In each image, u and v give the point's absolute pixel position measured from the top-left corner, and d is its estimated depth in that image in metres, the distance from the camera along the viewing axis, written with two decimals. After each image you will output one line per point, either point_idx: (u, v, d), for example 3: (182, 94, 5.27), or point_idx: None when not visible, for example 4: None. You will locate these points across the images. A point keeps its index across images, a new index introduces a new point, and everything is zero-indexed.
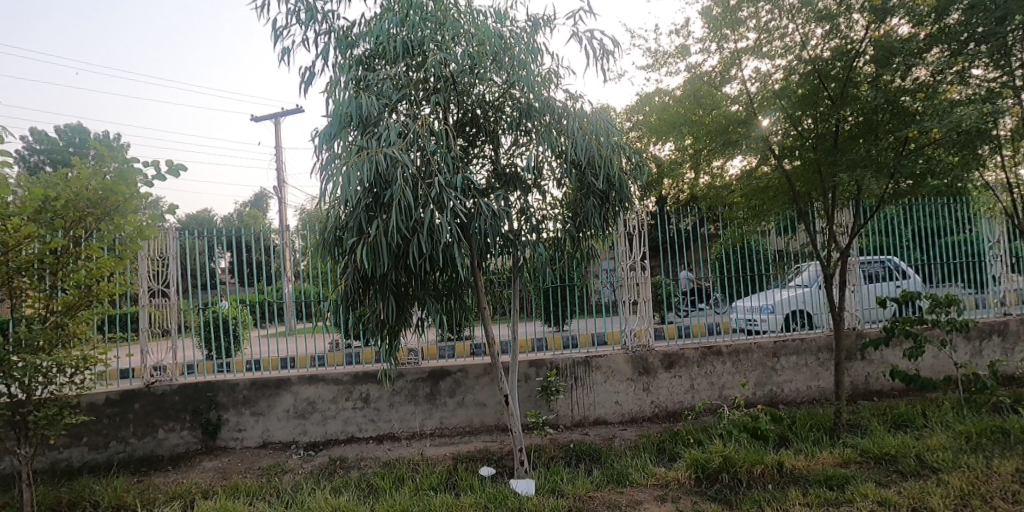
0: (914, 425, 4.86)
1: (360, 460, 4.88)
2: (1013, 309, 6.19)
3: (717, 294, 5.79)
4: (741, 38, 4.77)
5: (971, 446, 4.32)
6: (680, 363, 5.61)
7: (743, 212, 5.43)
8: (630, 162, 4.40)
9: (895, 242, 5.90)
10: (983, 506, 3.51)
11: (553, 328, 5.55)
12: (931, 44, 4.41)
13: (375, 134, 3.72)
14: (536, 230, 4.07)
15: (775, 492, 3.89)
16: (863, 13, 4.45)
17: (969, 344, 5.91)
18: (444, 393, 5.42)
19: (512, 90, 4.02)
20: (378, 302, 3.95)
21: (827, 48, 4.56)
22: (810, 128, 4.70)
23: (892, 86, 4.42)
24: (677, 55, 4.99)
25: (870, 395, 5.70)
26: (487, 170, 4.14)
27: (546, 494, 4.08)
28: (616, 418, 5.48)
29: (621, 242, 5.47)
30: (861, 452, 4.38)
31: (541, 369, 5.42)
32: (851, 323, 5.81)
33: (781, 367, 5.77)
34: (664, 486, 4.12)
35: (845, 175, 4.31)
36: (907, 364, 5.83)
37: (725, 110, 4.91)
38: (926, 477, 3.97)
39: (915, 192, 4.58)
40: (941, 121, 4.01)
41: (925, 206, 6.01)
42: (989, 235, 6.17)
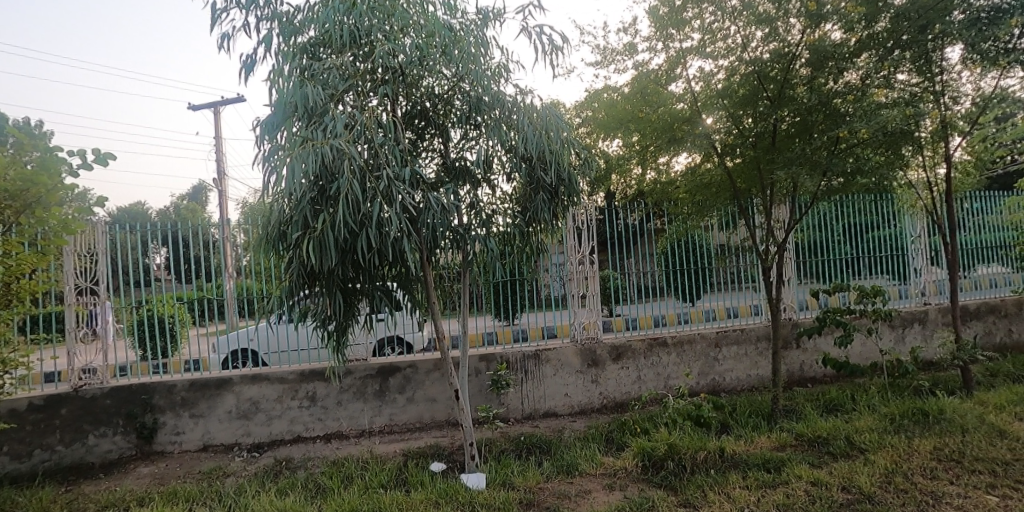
0: (844, 408, 5.15)
1: (307, 459, 4.76)
2: (932, 299, 6.65)
3: (662, 286, 5.96)
4: (686, 38, 4.88)
5: (894, 427, 4.62)
6: (628, 354, 5.74)
7: (686, 208, 5.62)
8: (578, 157, 4.46)
9: (826, 236, 6.22)
10: (905, 483, 3.76)
11: (505, 323, 5.53)
12: (861, 49, 4.61)
13: (321, 124, 3.61)
14: (486, 224, 4.05)
15: (716, 476, 4.04)
16: (799, 17, 4.57)
17: (894, 332, 6.30)
18: (393, 389, 5.35)
19: (461, 83, 3.99)
20: (324, 298, 3.87)
21: (767, 49, 4.69)
22: (751, 126, 4.86)
23: (825, 88, 4.62)
24: (625, 53, 5.07)
25: (804, 382, 5.99)
26: (437, 163, 4.10)
27: (497, 487, 4.10)
28: (565, 410, 5.55)
29: (569, 236, 5.56)
30: (796, 435, 4.61)
31: (491, 363, 5.44)
32: (788, 314, 6.08)
33: (723, 357, 6.00)
34: (612, 475, 4.21)
35: (782, 171, 4.50)
36: (838, 351, 6.16)
37: (670, 108, 4.97)
38: (854, 457, 4.22)
39: (846, 190, 4.79)
40: (869, 122, 4.24)
41: (854, 203, 6.36)
42: (911, 229, 6.60)
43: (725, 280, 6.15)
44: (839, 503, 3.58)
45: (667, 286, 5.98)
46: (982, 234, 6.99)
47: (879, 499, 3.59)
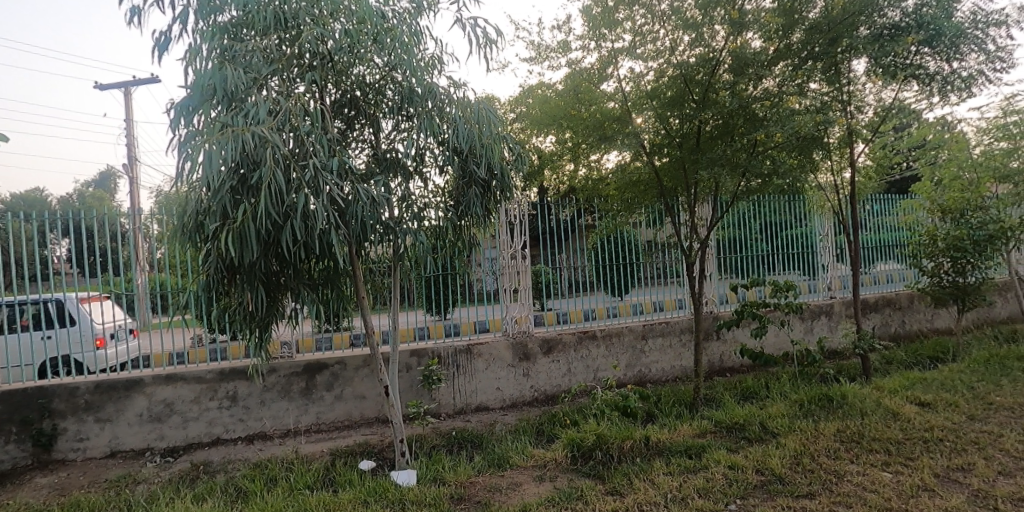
0: (758, 396, 5.48)
1: (226, 463, 4.52)
2: (837, 293, 7.18)
3: (592, 281, 6.09)
4: (618, 38, 4.98)
5: (803, 412, 4.96)
6: (558, 347, 5.83)
7: (616, 205, 5.81)
8: (511, 152, 4.48)
9: (745, 234, 6.57)
10: (811, 463, 4.04)
11: (438, 317, 5.48)
12: (778, 58, 4.90)
13: (241, 109, 3.42)
14: (417, 218, 4.01)
15: (641, 464, 4.19)
16: (723, 24, 4.76)
17: (804, 323, 6.74)
18: (320, 387, 5.18)
19: (393, 73, 3.90)
20: (245, 293, 3.68)
21: (692, 54, 4.88)
22: (677, 127, 5.04)
23: (745, 93, 4.77)
24: (559, 50, 5.13)
25: (724, 371, 6.31)
26: (367, 154, 4.00)
27: (427, 483, 4.07)
28: (497, 404, 5.58)
29: (502, 231, 5.59)
30: (715, 422, 4.85)
31: (422, 359, 5.37)
32: (709, 307, 6.37)
33: (649, 349, 6.22)
34: (542, 467, 4.27)
35: (705, 171, 4.73)
36: (754, 342, 6.54)
37: (602, 107, 5.09)
38: (767, 441, 4.49)
39: (763, 191, 5.03)
40: (784, 127, 4.51)
41: (771, 203, 6.72)
42: (819, 228, 7.10)
43: (651, 275, 6.39)
44: (753, 485, 3.80)
45: (597, 280, 6.10)
46: (880, 233, 7.63)
47: (788, 479, 3.84)
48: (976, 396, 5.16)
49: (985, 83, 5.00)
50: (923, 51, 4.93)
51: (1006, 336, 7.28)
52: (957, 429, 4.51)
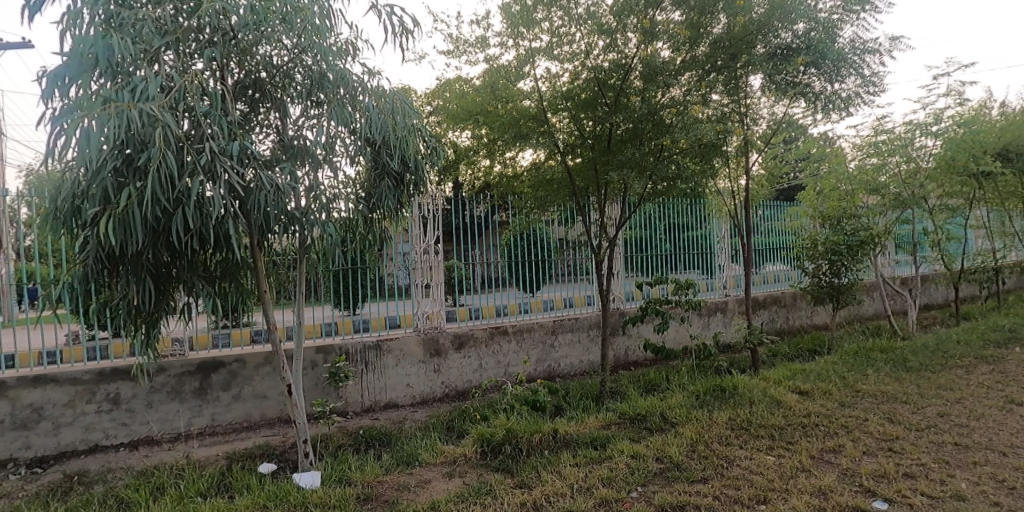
0: (659, 388, 5.79)
1: (106, 471, 4.13)
2: (732, 291, 7.72)
3: (505, 277, 6.16)
4: (535, 38, 5.05)
5: (699, 402, 5.29)
6: (470, 343, 5.83)
7: (529, 202, 5.90)
8: (426, 145, 4.43)
9: (651, 234, 6.92)
10: (705, 450, 4.32)
11: (347, 313, 5.31)
12: (685, 69, 5.16)
13: (129, 84, 3.12)
14: (326, 208, 3.78)
15: (549, 456, 4.29)
16: (635, 32, 4.94)
17: (702, 319, 7.18)
18: (216, 386, 4.86)
19: (303, 55, 3.70)
20: (129, 285, 3.36)
21: (606, 59, 5.05)
22: (590, 129, 5.20)
23: (654, 100, 5.04)
24: (477, 46, 5.13)
25: (628, 365, 6.60)
26: (272, 140, 3.78)
27: (332, 484, 3.93)
28: (407, 401, 5.50)
29: (414, 225, 5.53)
30: (620, 414, 5.06)
31: (329, 356, 5.18)
32: (616, 304, 6.62)
33: (559, 344, 6.38)
34: (451, 463, 4.27)
35: (615, 173, 4.90)
36: (656, 337, 6.89)
37: (518, 105, 5.15)
38: (666, 430, 4.75)
39: (668, 193, 5.33)
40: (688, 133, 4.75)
41: (674, 205, 7.14)
42: (718, 231, 7.60)
43: (563, 272, 6.56)
44: (653, 472, 4.01)
45: (510, 276, 6.18)
46: (770, 237, 8.30)
47: (684, 466, 4.08)
48: (846, 385, 5.74)
49: (861, 104, 5.56)
50: (810, 71, 5.36)
51: (871, 331, 8.17)
52: (830, 415, 5.00)
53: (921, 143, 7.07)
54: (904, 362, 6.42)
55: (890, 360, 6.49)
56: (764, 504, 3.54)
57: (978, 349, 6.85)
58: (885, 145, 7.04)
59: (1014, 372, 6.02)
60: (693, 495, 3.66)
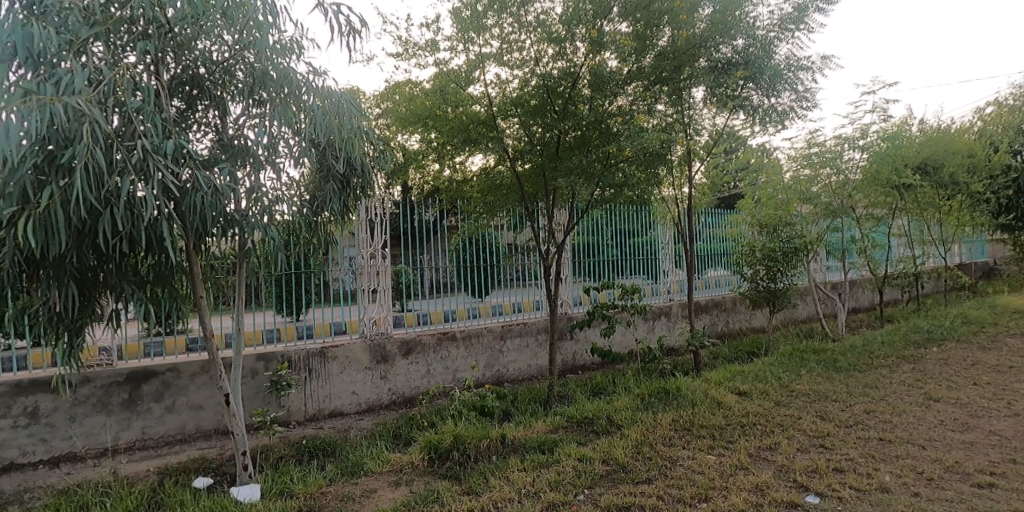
0: (606, 391, 5.90)
1: (22, 492, 3.83)
2: (676, 296, 7.96)
3: (454, 283, 6.12)
4: (485, 44, 5.07)
5: (644, 404, 5.42)
6: (417, 349, 5.78)
7: (478, 207, 5.89)
8: (374, 148, 4.36)
9: (599, 240, 7.05)
10: (649, 451, 4.43)
11: (289, 319, 5.16)
12: (632, 79, 5.29)
13: (52, 76, 2.93)
14: (268, 212, 3.61)
15: (497, 461, 4.29)
16: (583, 42, 5.05)
17: (647, 323, 7.37)
18: (147, 397, 4.61)
19: (244, 52, 3.60)
20: (50, 290, 3.14)
21: (555, 66, 5.12)
22: (540, 136, 5.26)
23: (602, 108, 5.15)
24: (426, 49, 5.11)
25: (576, 369, 6.69)
26: (210, 139, 3.63)
27: (273, 497, 3.79)
28: (352, 409, 5.38)
29: (361, 229, 5.45)
30: (567, 418, 5.12)
31: (270, 363, 5.02)
32: (564, 309, 6.69)
33: (507, 349, 6.40)
34: (398, 471, 4.21)
35: (563, 180, 4.98)
36: (603, 341, 7.02)
37: (467, 109, 5.16)
38: (612, 433, 4.84)
39: (615, 200, 5.46)
40: (633, 142, 4.88)
41: (621, 212, 7.29)
42: (663, 237, 7.83)
43: (512, 277, 6.59)
44: (599, 475, 4.07)
45: (459, 282, 6.15)
46: (711, 244, 8.62)
47: (630, 467, 4.17)
48: (781, 385, 6.01)
49: (795, 118, 5.85)
50: (748, 85, 5.61)
51: (805, 333, 8.60)
52: (766, 414, 5.22)
53: (849, 155, 7.51)
54: (834, 362, 6.78)
55: (822, 361, 6.85)
56: (706, 503, 3.66)
57: (899, 349, 7.33)
58: (818, 157, 7.43)
59: (931, 370, 6.47)
60: (638, 495, 3.75)
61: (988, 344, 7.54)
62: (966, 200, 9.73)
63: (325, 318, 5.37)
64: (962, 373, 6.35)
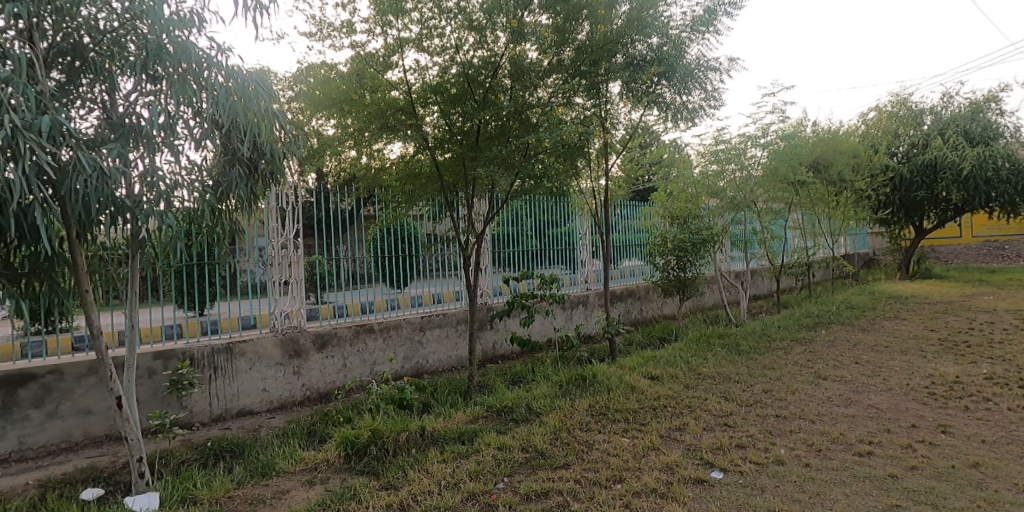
0: (525, 380, 5.98)
1: None
2: (593, 285, 8.19)
3: (371, 274, 5.99)
4: (404, 28, 4.93)
5: (562, 391, 5.54)
6: (333, 342, 5.58)
7: (397, 196, 5.76)
8: (284, 132, 4.05)
9: (519, 230, 7.12)
10: (567, 436, 4.53)
11: (191, 314, 4.84)
12: (551, 71, 5.34)
13: None
14: (165, 198, 3.31)
15: (416, 454, 4.24)
16: (504, 32, 5.02)
17: (565, 312, 7.53)
18: (24, 404, 4.14)
19: (135, 23, 3.27)
20: None
21: (476, 55, 5.08)
22: (459, 124, 5.19)
23: (521, 99, 5.17)
24: (342, 30, 4.90)
25: (495, 359, 6.73)
26: (96, 117, 3.26)
27: (173, 504, 3.53)
28: (263, 407, 5.10)
29: (271, 218, 5.23)
30: (487, 407, 5.15)
31: (170, 362, 4.66)
32: (484, 299, 6.71)
33: (426, 340, 6.33)
34: (312, 470, 4.05)
35: (483, 169, 4.95)
36: (522, 331, 7.11)
37: (384, 95, 5.01)
38: (531, 420, 4.92)
39: (535, 191, 5.51)
40: (551, 134, 4.94)
41: (541, 203, 7.42)
42: (580, 228, 8.04)
43: (432, 267, 6.52)
44: (518, 462, 4.12)
45: (377, 272, 6.03)
46: (625, 234, 8.97)
47: (548, 453, 4.25)
48: (690, 369, 6.35)
49: (703, 116, 6.16)
50: (661, 82, 5.83)
51: (711, 319, 9.14)
52: (676, 397, 5.50)
53: (752, 153, 8.04)
54: (736, 346, 7.26)
55: (725, 345, 7.31)
56: (620, 484, 3.80)
57: (793, 333, 7.95)
58: (724, 154, 7.92)
59: (819, 351, 7.08)
60: (556, 480, 3.83)
61: (867, 326, 8.35)
62: (850, 196, 10.71)
63: (232, 312, 5.07)
64: (845, 353, 6.99)
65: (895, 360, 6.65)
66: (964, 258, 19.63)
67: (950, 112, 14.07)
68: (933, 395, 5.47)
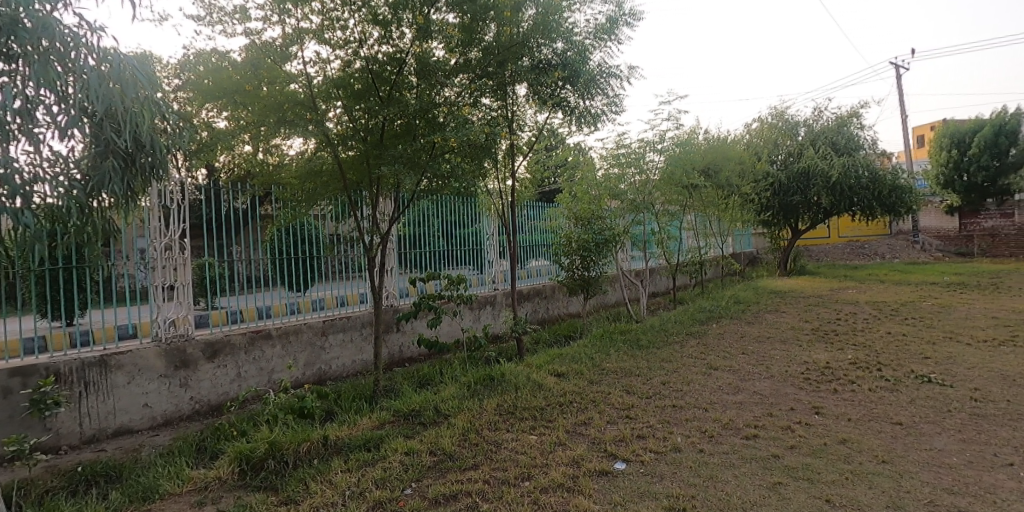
0: (433, 382, 5.91)
1: None
2: (501, 285, 8.27)
3: (269, 277, 5.68)
4: (304, 18, 4.70)
5: (470, 392, 5.53)
6: (225, 351, 5.20)
7: (296, 194, 5.43)
8: (166, 122, 3.67)
9: (426, 230, 7.04)
10: (476, 437, 4.53)
11: (58, 324, 4.32)
12: (459, 70, 5.33)
13: None
14: (23, 194, 2.90)
15: (319, 465, 4.04)
16: (410, 28, 4.93)
17: (473, 312, 7.54)
18: None
19: None
20: None
21: (380, 51, 4.96)
22: (363, 121, 5.03)
23: (428, 97, 5.10)
24: (235, 16, 4.58)
25: (403, 362, 6.60)
26: None
27: None
28: (144, 424, 4.65)
29: (153, 217, 4.82)
30: (394, 412, 5.02)
31: (30, 379, 4.10)
32: (389, 301, 6.57)
33: (329, 345, 6.07)
34: (202, 490, 3.74)
35: (387, 167, 4.82)
36: (430, 332, 7.02)
37: (283, 88, 4.75)
38: (439, 423, 4.86)
39: (442, 191, 5.45)
40: (457, 133, 4.91)
41: (448, 204, 7.40)
42: (488, 228, 8.09)
43: (335, 269, 6.29)
44: (426, 466, 4.05)
45: (274, 275, 5.72)
46: (532, 235, 9.13)
47: (457, 456, 4.22)
48: (594, 365, 6.58)
49: (606, 121, 6.41)
50: (566, 87, 5.99)
51: (613, 316, 9.54)
52: (581, 392, 5.67)
53: (650, 158, 8.52)
54: (637, 341, 7.63)
55: (627, 340, 7.66)
56: (528, 481, 3.85)
57: (687, 327, 8.48)
58: (625, 157, 8.32)
59: (710, 344, 7.60)
60: (465, 482, 3.81)
61: (752, 319, 9.08)
62: (737, 199, 11.61)
63: (110, 320, 4.63)
64: (733, 344, 7.56)
65: (775, 349, 7.28)
66: (832, 256, 21.93)
67: (821, 124, 15.68)
68: (807, 380, 6.04)
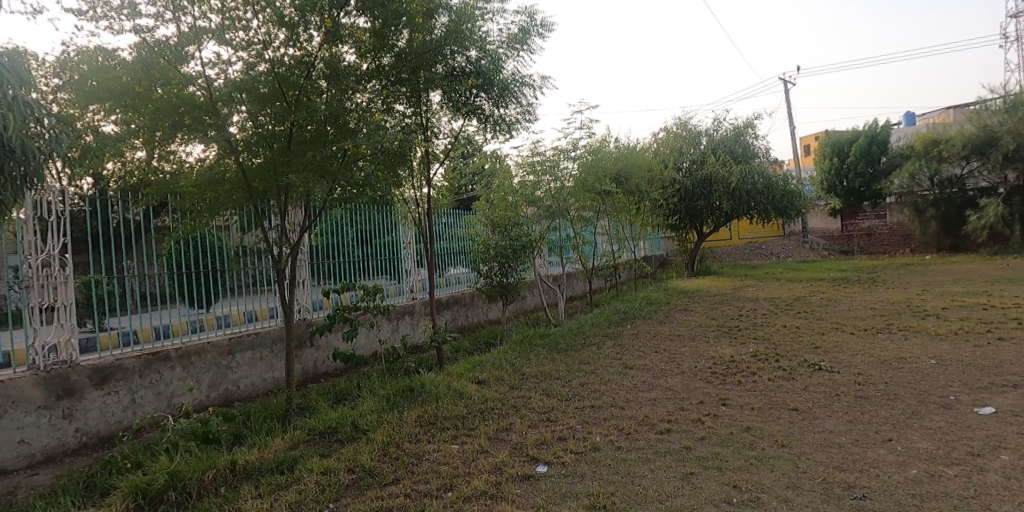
0: (350, 397, 5.73)
1: None
2: (420, 294, 8.18)
3: (167, 293, 5.29)
4: (201, 16, 4.42)
5: (390, 405, 5.41)
6: (116, 376, 4.77)
7: (195, 203, 5.13)
8: (40, 127, 3.29)
9: (340, 240, 6.83)
10: (396, 451, 4.43)
11: None
12: (371, 76, 5.26)
13: None
14: None
15: (227, 493, 3.80)
16: (319, 31, 4.77)
17: (391, 323, 7.40)
18: None
19: None
20: None
21: (286, 54, 4.76)
22: (268, 127, 4.79)
23: (338, 103, 4.96)
24: (121, 12, 4.23)
25: (318, 377, 6.35)
26: None
27: None
28: (20, 463, 4.15)
29: (27, 230, 4.31)
30: (309, 431, 4.81)
31: None
32: (302, 314, 6.32)
33: (236, 364, 5.73)
34: None
35: (295, 176, 4.62)
36: (346, 345, 6.81)
37: (179, 90, 4.44)
38: (358, 438, 4.71)
39: (356, 199, 5.32)
40: (370, 140, 4.81)
41: (363, 212, 7.23)
42: (405, 236, 7.98)
43: (241, 283, 5.96)
44: (345, 484, 3.91)
45: (172, 292, 5.34)
46: (451, 242, 9.10)
47: (377, 471, 4.11)
48: (514, 370, 6.65)
49: (521, 128, 6.52)
50: (480, 94, 6.04)
51: (533, 321, 9.69)
52: (502, 398, 5.71)
53: (566, 165, 8.71)
54: (556, 344, 7.79)
55: (546, 344, 7.81)
56: (451, 491, 3.81)
57: (603, 328, 8.78)
58: (539, 165, 8.41)
59: (625, 344, 7.91)
60: (386, 498, 3.71)
61: (663, 319, 9.55)
62: (647, 204, 12.19)
63: None
64: (645, 343, 7.91)
65: (684, 346, 7.69)
66: (735, 256, 23.54)
67: (721, 134, 16.80)
68: (714, 374, 6.43)
